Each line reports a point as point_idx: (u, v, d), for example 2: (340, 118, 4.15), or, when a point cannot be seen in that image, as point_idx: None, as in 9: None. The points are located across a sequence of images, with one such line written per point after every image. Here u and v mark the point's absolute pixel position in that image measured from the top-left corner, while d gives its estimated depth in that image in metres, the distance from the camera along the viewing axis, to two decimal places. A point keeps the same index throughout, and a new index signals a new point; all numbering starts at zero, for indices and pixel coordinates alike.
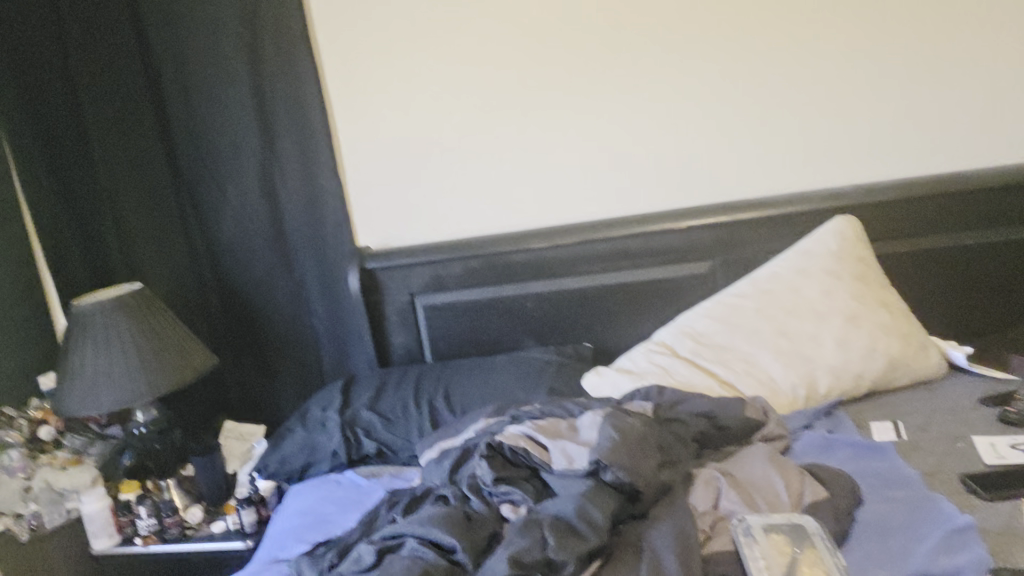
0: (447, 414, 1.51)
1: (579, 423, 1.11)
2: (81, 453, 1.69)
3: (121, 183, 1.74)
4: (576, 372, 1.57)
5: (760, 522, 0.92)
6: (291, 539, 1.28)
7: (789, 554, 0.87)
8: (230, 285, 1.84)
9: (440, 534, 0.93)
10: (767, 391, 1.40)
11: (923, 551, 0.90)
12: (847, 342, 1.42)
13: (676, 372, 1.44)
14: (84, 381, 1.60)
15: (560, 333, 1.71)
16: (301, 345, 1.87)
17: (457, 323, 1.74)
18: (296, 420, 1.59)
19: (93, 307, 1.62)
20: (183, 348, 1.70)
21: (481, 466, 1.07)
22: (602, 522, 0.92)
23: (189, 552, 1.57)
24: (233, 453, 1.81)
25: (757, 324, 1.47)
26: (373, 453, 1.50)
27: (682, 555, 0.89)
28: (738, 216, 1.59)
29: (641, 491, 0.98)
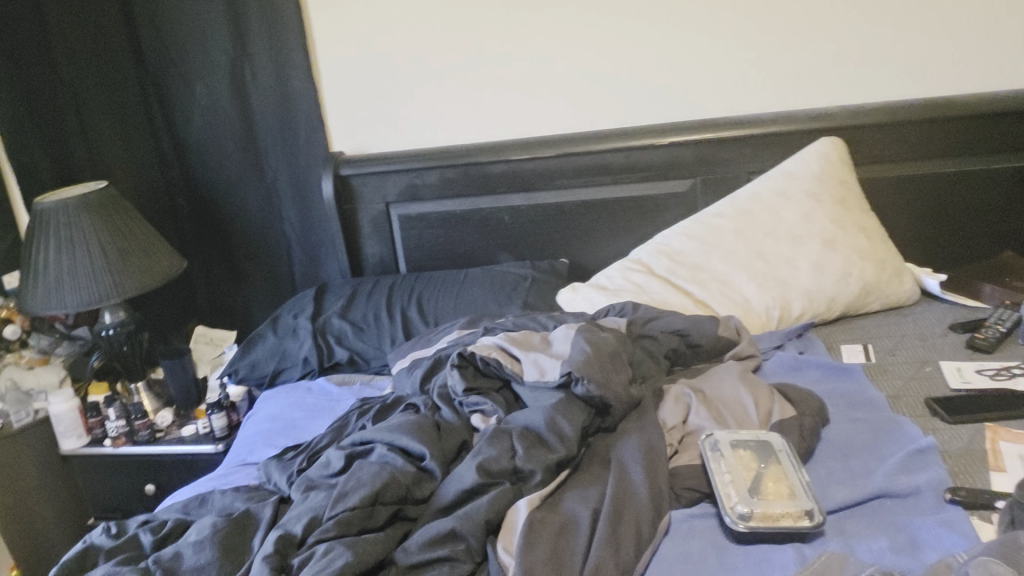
0: (420, 325, 1.50)
1: (552, 337, 1.10)
2: (48, 354, 1.67)
3: (83, 75, 1.66)
4: (551, 287, 1.56)
5: (728, 437, 0.93)
6: (261, 443, 1.28)
7: (754, 469, 0.88)
8: (199, 187, 1.79)
9: (408, 441, 0.93)
10: (741, 312, 1.40)
11: (884, 469, 0.92)
12: (823, 265, 1.42)
13: (652, 290, 1.43)
14: (49, 280, 1.56)
15: (536, 248, 1.69)
16: (273, 252, 1.83)
17: (432, 234, 1.71)
18: (267, 326, 1.58)
19: (58, 205, 1.56)
20: (150, 251, 1.66)
21: (452, 376, 1.07)
22: (571, 434, 0.92)
23: (159, 455, 1.57)
24: (203, 358, 1.79)
25: (734, 244, 1.46)
26: (344, 361, 1.49)
27: (649, 467, 0.89)
28: (722, 133, 1.56)
29: (611, 405, 0.98)
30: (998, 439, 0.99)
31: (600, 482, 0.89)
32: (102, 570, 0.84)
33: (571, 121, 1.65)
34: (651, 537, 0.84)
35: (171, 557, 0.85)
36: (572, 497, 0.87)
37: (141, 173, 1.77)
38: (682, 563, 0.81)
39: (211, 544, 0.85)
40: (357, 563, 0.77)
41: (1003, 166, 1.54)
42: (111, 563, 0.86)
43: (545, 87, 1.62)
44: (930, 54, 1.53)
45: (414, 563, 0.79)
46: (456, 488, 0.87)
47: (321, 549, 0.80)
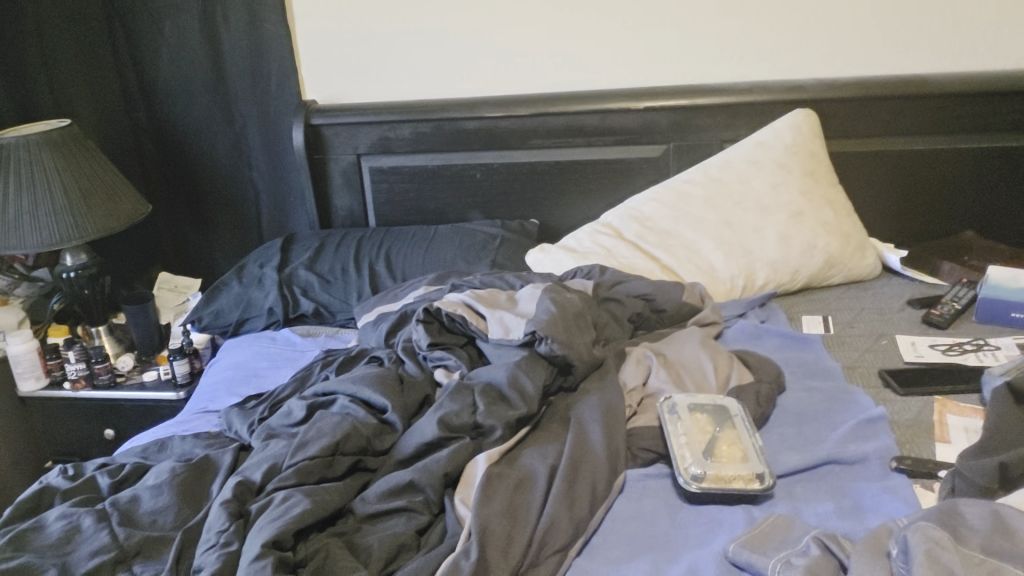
0: (387, 280, 1.50)
1: (518, 296, 1.11)
2: (6, 295, 1.64)
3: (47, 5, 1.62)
4: (520, 247, 1.56)
5: (686, 401, 0.95)
6: (223, 391, 1.28)
7: (709, 432, 0.90)
8: (166, 130, 1.76)
9: (370, 394, 0.94)
10: (706, 279, 1.41)
11: (835, 437, 0.94)
12: (789, 237, 1.43)
13: (620, 253, 1.44)
14: (8, 218, 1.52)
15: (507, 207, 1.69)
16: (240, 200, 1.80)
17: (403, 189, 1.70)
18: (233, 275, 1.57)
19: (19, 140, 1.52)
20: (113, 193, 1.63)
21: (417, 331, 1.07)
22: (532, 392, 0.93)
23: (119, 400, 1.55)
24: (167, 305, 1.77)
25: (703, 212, 1.47)
26: (310, 312, 1.49)
27: (608, 427, 0.91)
28: (697, 100, 1.56)
29: (573, 365, 0.99)
30: (945, 412, 1.02)
31: (559, 439, 0.90)
32: (57, 511, 0.84)
33: (548, 80, 1.63)
34: (606, 495, 0.85)
35: (129, 500, 0.85)
36: (530, 454, 0.87)
37: (106, 113, 1.74)
38: (635, 520, 0.83)
39: (168, 488, 0.85)
40: (315, 511, 0.77)
41: (971, 146, 1.56)
42: (66, 505, 0.85)
43: (522, 44, 1.60)
44: (907, 30, 1.53)
45: (371, 513, 0.80)
46: (417, 441, 0.88)
47: (279, 496, 0.80)
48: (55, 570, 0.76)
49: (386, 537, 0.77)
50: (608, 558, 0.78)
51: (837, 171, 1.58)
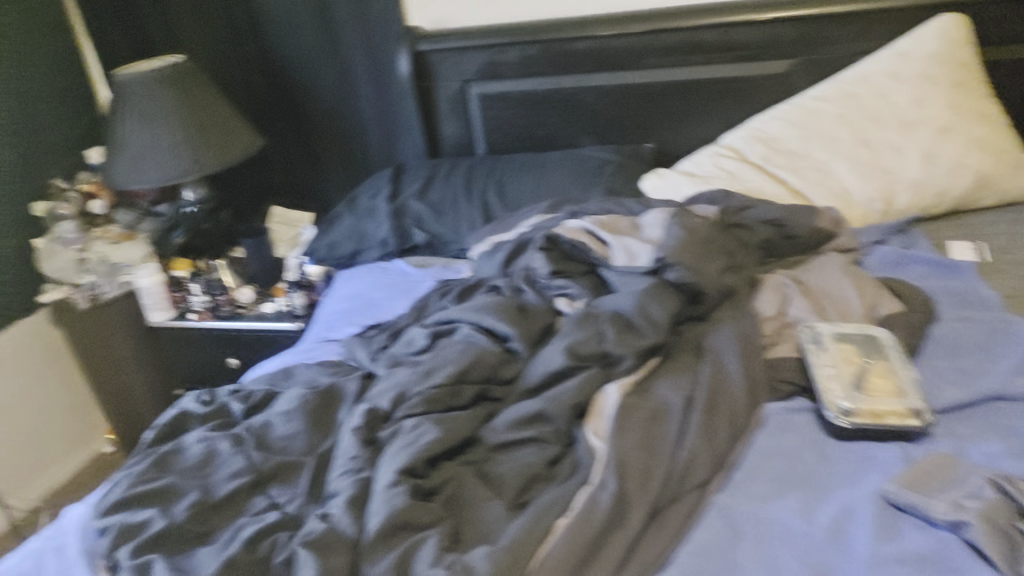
0: (499, 208, 1.46)
1: (643, 222, 1.05)
2: (133, 229, 1.69)
3: None
4: (635, 172, 1.49)
5: (831, 331, 0.88)
6: (342, 320, 1.29)
7: (858, 364, 0.83)
8: (273, 62, 1.75)
9: (493, 322, 0.91)
10: (840, 203, 1.31)
11: (1001, 371, 0.86)
12: (934, 155, 1.31)
13: (744, 177, 1.36)
14: (132, 154, 1.57)
15: (620, 131, 1.61)
16: (348, 131, 1.80)
17: (512, 115, 1.65)
18: (345, 207, 1.57)
19: (137, 76, 1.54)
20: (228, 128, 1.65)
21: (537, 259, 1.03)
22: (663, 321, 0.88)
23: (240, 330, 1.59)
24: (282, 238, 1.80)
25: (837, 130, 1.36)
26: (422, 243, 1.48)
27: (746, 357, 0.85)
28: (831, 8, 1.42)
29: (704, 292, 0.93)
30: None
31: (692, 370, 0.85)
32: (196, 435, 0.86)
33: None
34: (745, 429, 0.81)
35: (262, 426, 0.86)
36: (664, 384, 0.83)
37: (217, 44, 1.75)
38: (778, 456, 0.78)
39: (299, 414, 0.86)
40: (446, 440, 0.76)
41: None
42: (203, 429, 0.87)
43: None
44: None
45: (502, 442, 0.78)
46: (544, 370, 0.85)
47: (408, 424, 0.79)
48: (197, 492, 0.78)
49: (519, 467, 0.75)
50: (752, 495, 0.74)
51: (991, 81, 1.43)
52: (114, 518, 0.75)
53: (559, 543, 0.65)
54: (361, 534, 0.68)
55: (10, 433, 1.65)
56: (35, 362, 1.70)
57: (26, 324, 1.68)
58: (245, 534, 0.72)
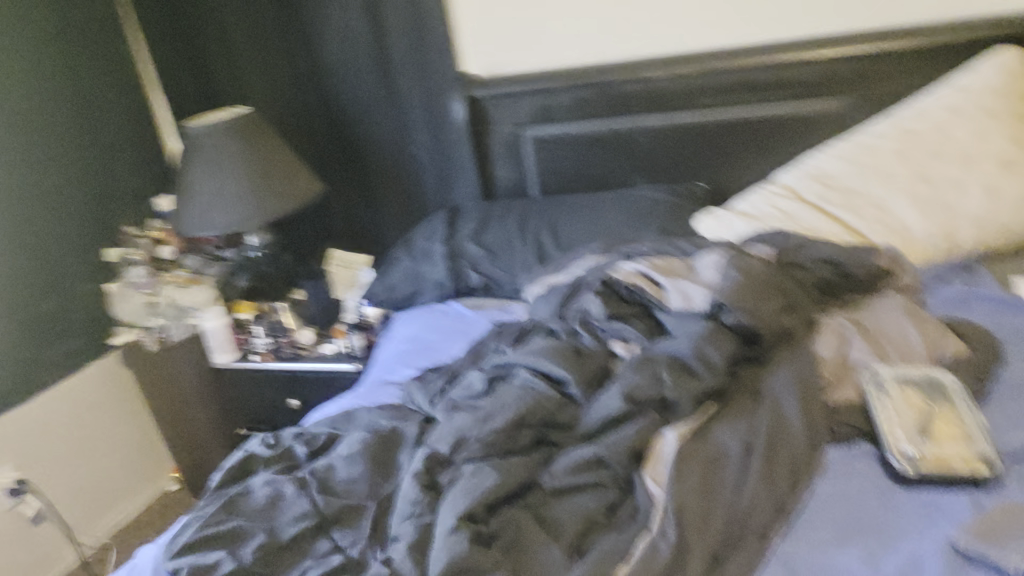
0: (553, 250, 1.48)
1: (697, 264, 1.05)
2: (199, 273, 1.74)
3: None
4: (688, 211, 1.49)
5: (893, 374, 0.87)
6: (400, 363, 1.31)
7: (922, 408, 0.82)
8: (333, 111, 1.81)
9: (549, 365, 0.92)
10: (900, 240, 1.29)
11: None
12: (997, 190, 1.28)
13: (800, 215, 1.35)
14: (200, 202, 1.63)
15: (673, 170, 1.62)
16: (405, 175, 1.84)
17: (565, 157, 1.67)
18: (402, 250, 1.60)
19: (206, 129, 1.62)
20: (290, 175, 1.70)
21: (593, 302, 1.04)
22: (720, 364, 0.88)
23: (301, 371, 1.63)
24: (341, 280, 1.85)
25: (895, 166, 1.34)
26: (478, 285, 1.50)
27: (805, 402, 0.85)
28: (884, 45, 1.42)
29: (761, 335, 0.92)
30: None
31: (751, 414, 0.85)
32: (263, 477, 0.89)
33: (715, 33, 1.54)
34: (806, 475, 0.80)
35: (325, 469, 0.88)
36: (722, 429, 0.83)
37: (281, 95, 1.83)
38: (841, 503, 0.77)
39: (361, 457, 0.88)
40: (505, 484, 0.77)
41: None
42: (269, 472, 0.90)
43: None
44: None
45: (560, 487, 0.78)
46: (601, 415, 0.86)
47: (468, 469, 0.80)
48: (264, 534, 0.80)
49: (578, 513, 0.75)
50: (815, 541, 0.73)
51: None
52: (184, 560, 0.78)
53: None
54: None
55: (81, 476, 1.71)
56: (107, 403, 1.77)
57: (99, 365, 1.75)
58: None
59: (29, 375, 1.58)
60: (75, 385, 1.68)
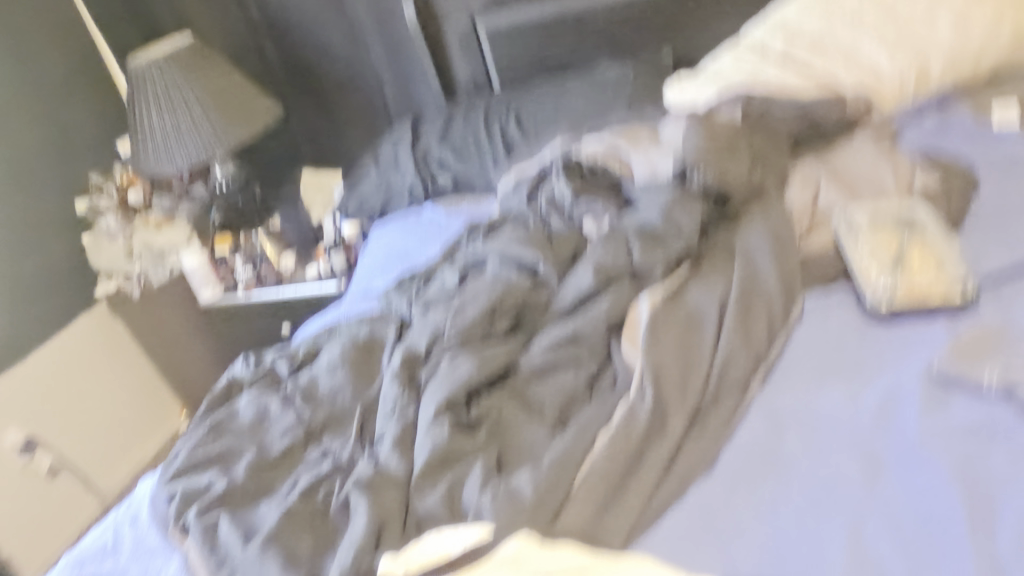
0: (520, 140, 1.44)
1: (662, 130, 1.02)
2: (172, 214, 1.72)
3: None
4: (656, 82, 1.44)
5: (867, 213, 0.84)
6: (379, 273, 1.30)
7: (896, 245, 0.80)
8: (282, 26, 1.74)
9: (520, 251, 0.92)
10: (871, 84, 1.24)
11: None
12: (965, 21, 1.23)
13: (766, 74, 1.28)
14: (156, 137, 1.59)
15: (636, 44, 1.57)
16: (364, 87, 1.79)
17: (524, 43, 1.61)
18: (370, 160, 1.57)
19: (150, 63, 1.56)
20: (245, 98, 1.66)
21: (559, 183, 1.03)
22: (690, 227, 0.86)
23: (288, 297, 1.62)
24: (317, 202, 1.83)
25: (862, 9, 1.29)
26: (449, 186, 1.47)
27: (779, 252, 0.83)
28: None
29: (730, 193, 0.92)
30: None
31: (724, 271, 0.84)
32: (247, 398, 0.89)
33: None
34: (783, 322, 0.79)
35: (308, 381, 0.89)
36: (697, 289, 0.81)
37: (223, 17, 1.76)
38: (821, 348, 0.77)
39: (342, 365, 0.88)
40: (482, 371, 0.77)
41: None
42: (253, 391, 0.90)
43: None
44: None
45: (539, 368, 0.79)
46: (575, 291, 0.85)
47: (445, 362, 0.80)
48: (254, 451, 0.81)
49: (557, 390, 0.75)
50: (795, 388, 0.73)
51: None
52: (178, 485, 0.79)
53: (600, 458, 0.65)
54: (409, 473, 0.70)
55: (87, 429, 1.72)
56: (103, 355, 1.77)
57: (86, 319, 1.74)
58: (299, 485, 0.74)
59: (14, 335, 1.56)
60: (65, 341, 1.68)
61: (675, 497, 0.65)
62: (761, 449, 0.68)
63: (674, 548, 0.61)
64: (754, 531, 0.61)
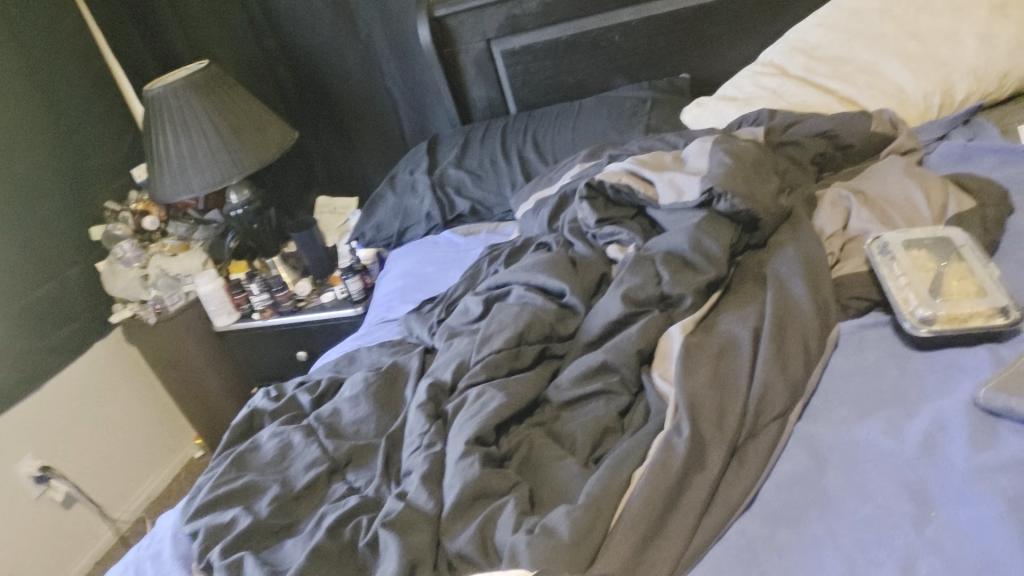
0: (538, 164, 1.43)
1: (686, 155, 1.01)
2: (187, 240, 1.73)
3: None
4: (674, 105, 1.43)
5: (900, 238, 0.83)
6: (397, 300, 1.28)
7: (932, 270, 0.78)
8: (297, 52, 1.75)
9: (545, 280, 0.90)
10: (894, 104, 1.22)
11: None
12: (990, 39, 1.21)
13: (787, 92, 1.29)
14: (173, 163, 1.59)
15: (652, 66, 1.56)
16: (379, 112, 1.79)
17: (539, 67, 1.60)
18: (386, 186, 1.56)
19: (168, 90, 1.55)
20: (260, 124, 1.66)
21: (582, 209, 1.00)
22: (719, 254, 0.85)
23: (305, 323, 1.62)
24: (332, 227, 1.82)
25: (883, 29, 1.28)
26: (467, 212, 1.46)
27: (812, 278, 0.82)
28: None
29: (759, 219, 0.89)
30: None
31: (756, 299, 0.82)
32: (269, 431, 0.88)
33: None
34: (820, 349, 0.77)
35: (331, 414, 0.87)
36: (728, 318, 0.80)
37: (238, 45, 1.76)
38: (858, 375, 0.75)
39: (366, 398, 0.87)
40: (511, 403, 0.75)
41: None
42: (276, 424, 0.89)
43: None
44: None
45: (569, 400, 0.77)
46: (603, 320, 0.83)
47: (472, 393, 0.79)
48: (277, 485, 0.79)
49: (589, 423, 0.74)
50: (835, 419, 0.71)
51: None
52: (200, 522, 0.77)
53: (636, 494, 0.63)
54: (439, 511, 0.68)
55: (101, 459, 1.71)
56: (118, 383, 1.76)
57: (103, 346, 1.73)
58: (326, 522, 0.72)
59: (33, 364, 1.55)
60: (81, 370, 1.67)
61: (716, 533, 0.63)
62: (802, 485, 0.65)
63: None
64: (800, 567, 0.59)
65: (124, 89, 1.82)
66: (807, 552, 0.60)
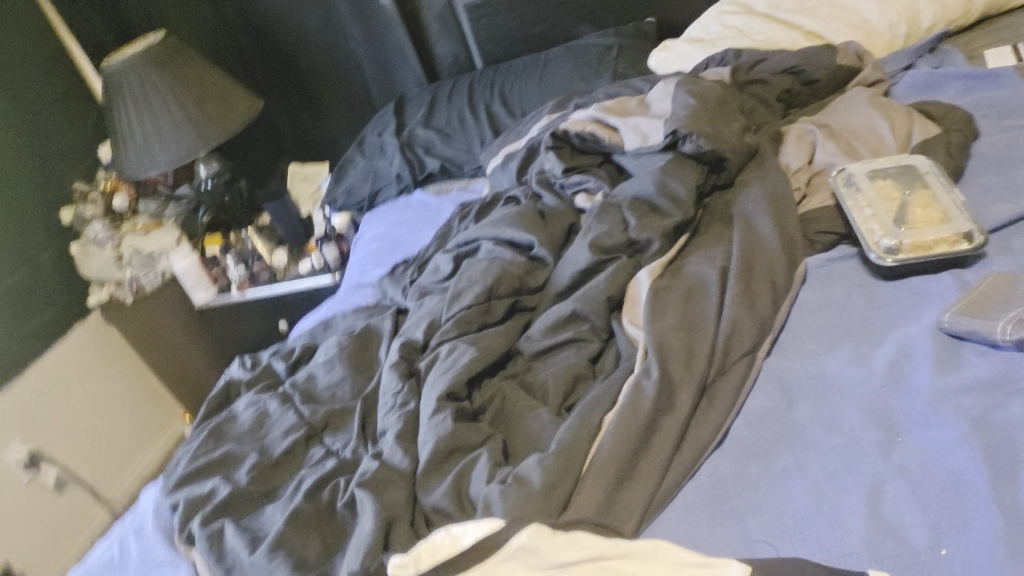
0: (506, 118, 1.42)
1: (650, 98, 0.99)
2: (159, 217, 1.72)
3: None
4: (640, 51, 1.41)
5: (864, 169, 0.83)
6: (371, 264, 1.28)
7: (897, 199, 0.78)
8: (255, 18, 1.70)
9: (513, 233, 0.90)
10: (860, 36, 1.21)
11: None
12: None
13: (753, 30, 1.27)
14: (138, 138, 1.56)
15: (617, 12, 1.53)
16: (344, 75, 1.76)
17: (503, 20, 1.57)
18: (355, 150, 1.55)
19: (125, 64, 1.52)
20: (224, 94, 1.63)
21: (548, 159, 0.99)
22: (685, 196, 0.84)
23: (283, 294, 1.62)
24: (305, 196, 1.80)
25: None
26: (437, 170, 1.45)
27: (778, 215, 0.81)
28: None
29: (725, 159, 0.88)
30: None
31: (723, 239, 0.82)
32: (245, 400, 0.88)
33: None
34: (787, 285, 0.77)
35: (306, 379, 0.87)
36: (695, 259, 0.80)
37: (194, 14, 1.72)
38: (827, 309, 0.75)
39: (339, 361, 0.87)
40: (483, 357, 0.75)
41: None
42: (252, 393, 0.89)
43: None
44: None
45: (540, 350, 0.78)
46: (572, 269, 0.83)
47: (444, 349, 0.79)
48: (254, 453, 0.79)
49: (560, 371, 0.74)
50: (804, 353, 0.71)
51: None
52: (180, 494, 0.77)
53: (607, 437, 0.63)
54: (414, 468, 0.68)
55: (90, 441, 1.71)
56: (102, 365, 1.76)
57: (83, 329, 1.72)
58: (303, 487, 0.72)
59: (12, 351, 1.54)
60: (63, 354, 1.65)
61: (688, 471, 0.63)
62: (773, 419, 0.66)
63: (689, 523, 0.60)
64: (771, 501, 0.59)
65: (82, 66, 1.78)
66: (776, 485, 0.60)
